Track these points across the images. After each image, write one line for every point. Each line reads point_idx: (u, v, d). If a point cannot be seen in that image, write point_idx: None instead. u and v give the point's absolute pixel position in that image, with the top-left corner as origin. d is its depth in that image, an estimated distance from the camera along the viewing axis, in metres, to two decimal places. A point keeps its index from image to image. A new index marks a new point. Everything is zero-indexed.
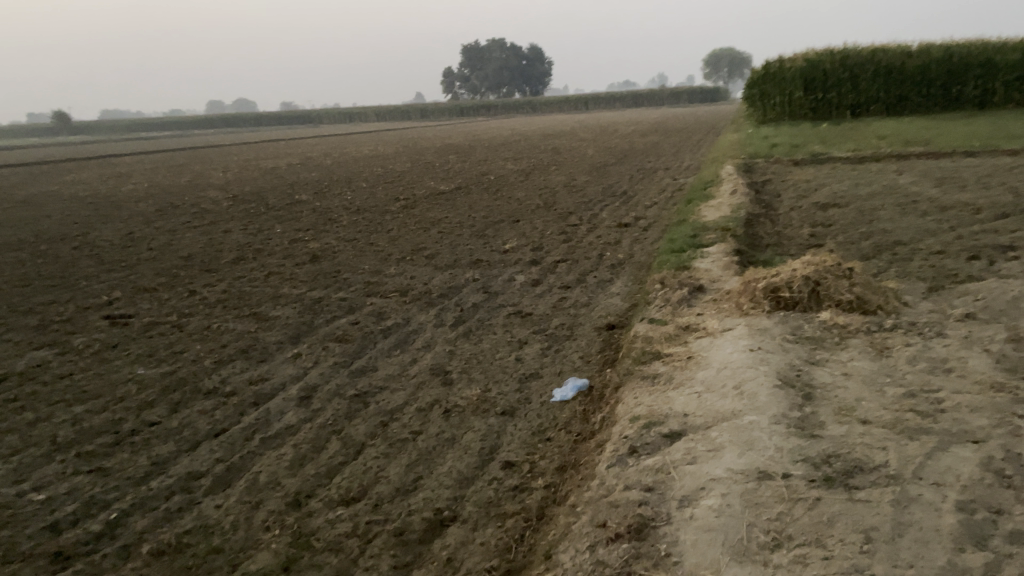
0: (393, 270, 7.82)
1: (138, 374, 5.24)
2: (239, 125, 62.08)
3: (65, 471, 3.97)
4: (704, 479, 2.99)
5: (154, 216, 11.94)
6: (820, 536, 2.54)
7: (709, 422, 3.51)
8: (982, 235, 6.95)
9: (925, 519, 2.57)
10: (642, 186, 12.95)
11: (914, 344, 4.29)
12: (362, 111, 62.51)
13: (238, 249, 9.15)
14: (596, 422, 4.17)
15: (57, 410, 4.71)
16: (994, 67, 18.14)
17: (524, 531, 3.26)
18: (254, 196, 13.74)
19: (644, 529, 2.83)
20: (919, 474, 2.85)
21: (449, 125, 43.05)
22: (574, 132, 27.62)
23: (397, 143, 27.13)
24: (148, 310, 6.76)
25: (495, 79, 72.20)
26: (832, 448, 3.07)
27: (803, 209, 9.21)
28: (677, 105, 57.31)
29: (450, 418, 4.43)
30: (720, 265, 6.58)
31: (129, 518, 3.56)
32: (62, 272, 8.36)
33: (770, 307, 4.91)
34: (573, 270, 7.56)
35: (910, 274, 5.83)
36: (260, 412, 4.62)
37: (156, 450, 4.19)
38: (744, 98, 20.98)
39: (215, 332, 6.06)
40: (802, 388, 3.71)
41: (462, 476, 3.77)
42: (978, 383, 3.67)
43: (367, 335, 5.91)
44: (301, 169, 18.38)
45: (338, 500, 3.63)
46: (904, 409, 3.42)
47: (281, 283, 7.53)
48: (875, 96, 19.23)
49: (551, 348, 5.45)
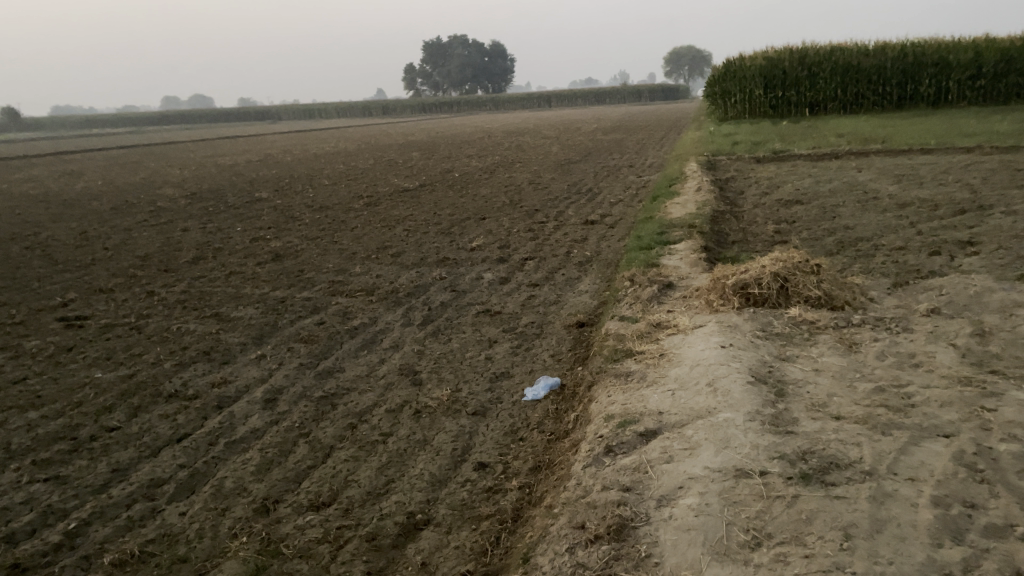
0: (358, 269, 7.70)
1: (96, 378, 5.07)
2: (195, 121, 60.89)
3: (21, 480, 3.81)
4: (682, 478, 2.97)
5: (109, 214, 11.62)
6: (799, 534, 2.54)
7: (684, 419, 3.49)
8: (942, 231, 7.07)
9: (903, 515, 2.58)
10: (607, 183, 12.98)
11: (882, 339, 4.33)
12: (322, 108, 61.78)
13: (198, 249, 8.93)
14: (568, 421, 4.14)
15: (11, 416, 4.53)
16: (948, 66, 18.45)
17: (500, 534, 3.21)
18: (213, 194, 13.47)
19: (623, 530, 2.79)
20: (894, 469, 2.87)
21: (412, 122, 42.72)
22: (538, 130, 27.60)
23: (358, 139, 26.82)
24: (105, 312, 6.55)
25: (457, 76, 71.82)
26: (807, 445, 3.07)
27: (767, 206, 9.30)
28: (638, 102, 57.59)
29: (421, 419, 4.36)
30: (688, 262, 6.59)
31: (89, 528, 3.43)
32: (12, 273, 8.06)
33: (739, 303, 4.94)
34: (541, 267, 7.52)
35: (873, 270, 5.91)
36: (224, 416, 4.50)
37: (117, 456, 4.05)
38: (705, 96, 21.26)
39: (175, 334, 5.90)
40: (774, 385, 3.71)
41: (435, 478, 3.71)
42: (946, 377, 3.72)
43: (334, 334, 5.80)
44: (260, 166, 18.08)
45: (307, 505, 3.54)
46: (876, 405, 3.45)
47: (243, 282, 7.37)
48: (832, 95, 19.55)
49: (521, 346, 5.41)
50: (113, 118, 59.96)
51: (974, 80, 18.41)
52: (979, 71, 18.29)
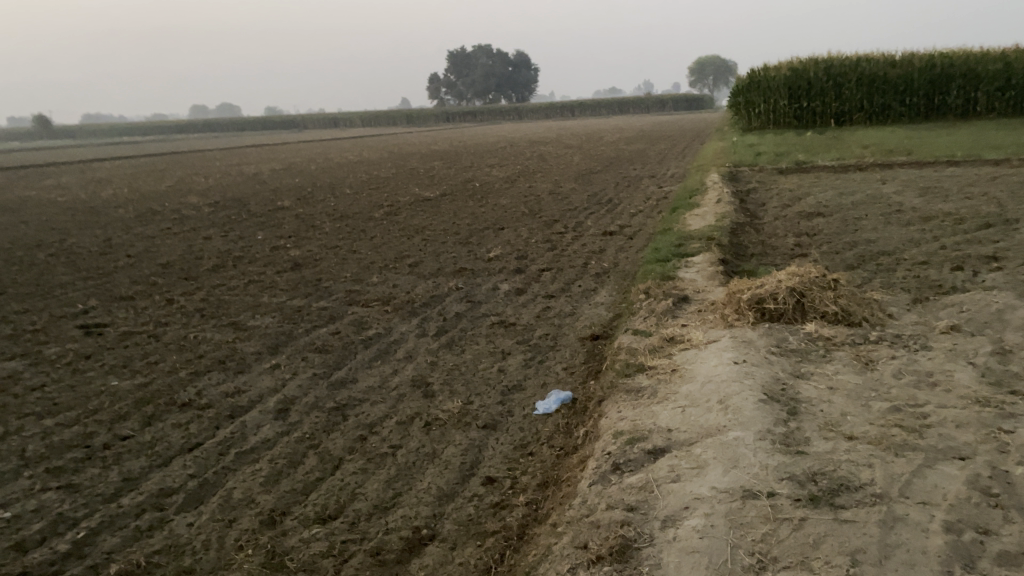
0: (375, 279, 7.73)
1: (112, 385, 5.12)
2: (222, 129, 61.64)
3: (33, 488, 3.85)
4: (688, 499, 2.92)
5: (134, 222, 11.78)
6: (804, 559, 2.48)
7: (693, 437, 3.45)
8: (965, 245, 6.96)
9: (913, 540, 2.52)
10: (627, 193, 12.93)
11: (899, 357, 4.25)
12: (348, 116, 62.33)
13: (219, 257, 9.01)
14: (578, 436, 4.11)
15: (27, 424, 4.58)
16: (976, 77, 18.19)
17: (504, 551, 3.19)
18: (236, 202, 13.60)
19: (626, 551, 2.75)
20: (906, 492, 2.80)
21: (435, 131, 42.85)
22: (561, 139, 27.62)
23: (381, 148, 26.96)
24: (125, 319, 6.61)
25: (481, 86, 72.09)
26: (817, 466, 3.02)
27: (788, 218, 9.20)
28: (661, 113, 57.30)
29: (431, 432, 4.35)
30: (705, 275, 6.54)
31: (97, 537, 3.45)
32: (36, 280, 8.18)
33: (754, 318, 4.87)
34: (558, 279, 7.49)
35: (894, 285, 5.82)
36: (235, 425, 4.51)
37: (129, 465, 4.08)
38: (729, 106, 21.15)
39: (192, 342, 5.94)
40: (787, 403, 3.65)
41: (442, 492, 3.69)
42: (963, 397, 3.64)
43: (348, 345, 5.81)
44: (284, 175, 18.24)
45: (314, 518, 3.53)
46: (890, 425, 3.38)
47: (261, 291, 7.42)
48: (858, 105, 19.35)
49: (535, 359, 5.38)
50: (142, 126, 60.85)
51: (1003, 91, 18.14)
52: (1008, 82, 18.01)
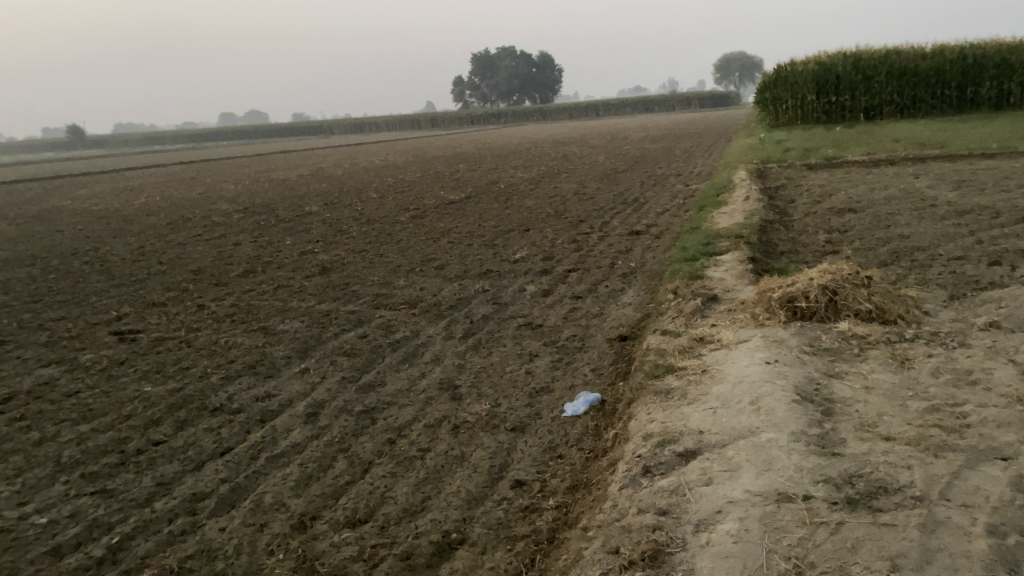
0: (402, 282, 7.74)
1: (145, 391, 5.18)
2: (250, 136, 62.28)
3: (69, 493, 3.90)
4: (722, 502, 2.88)
5: (165, 229, 11.94)
6: (843, 564, 2.43)
7: (725, 440, 3.39)
8: (1002, 240, 6.79)
9: (955, 545, 2.45)
10: (654, 192, 12.82)
11: (936, 355, 4.15)
12: (373, 121, 62.67)
13: (248, 262, 9.08)
14: (608, 438, 4.06)
15: (62, 429, 4.64)
16: (1010, 67, 17.85)
17: (534, 556, 3.16)
18: (265, 208, 13.73)
19: (659, 556, 2.71)
20: (947, 494, 2.73)
21: (459, 133, 42.87)
22: (586, 139, 27.49)
23: (408, 152, 27.09)
24: (157, 325, 6.70)
25: (505, 87, 72.08)
26: (853, 468, 2.95)
27: (818, 214, 9.06)
28: (687, 111, 56.97)
29: (459, 435, 4.34)
30: (734, 274, 6.45)
31: (131, 542, 3.48)
32: (70, 287, 8.31)
33: (786, 317, 4.80)
34: (585, 279, 7.45)
35: (929, 281, 5.70)
36: (266, 430, 4.53)
37: (162, 469, 4.12)
38: (756, 102, 20.83)
39: (222, 347, 6.00)
40: (821, 404, 3.58)
41: (471, 496, 3.67)
42: (1004, 396, 3.54)
43: (376, 348, 5.82)
44: (311, 180, 18.35)
45: (344, 522, 3.53)
46: (928, 425, 3.29)
47: (290, 296, 7.47)
48: (888, 99, 19.02)
49: (562, 360, 5.35)
50: (172, 134, 61.70)
51: None
52: None
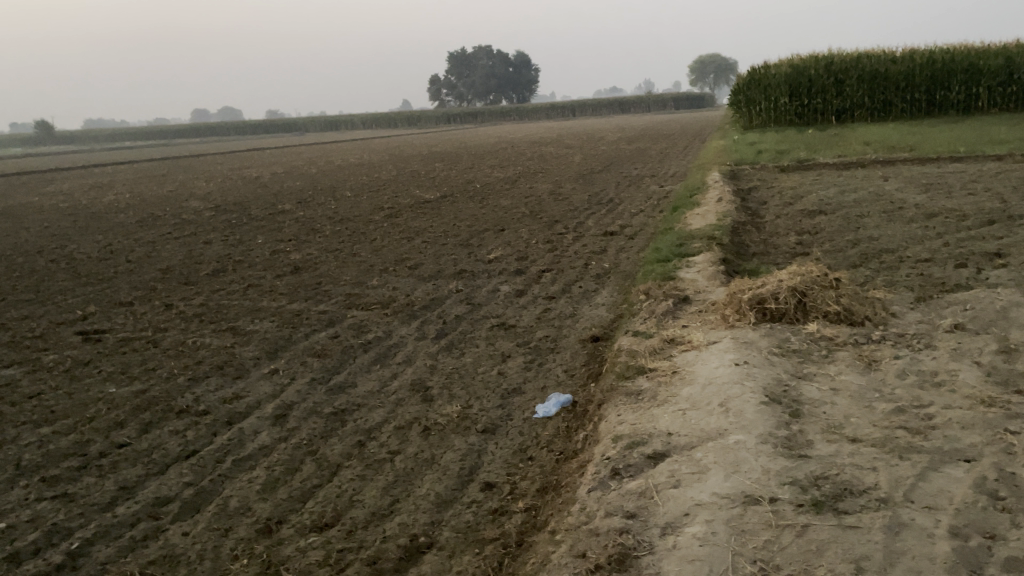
0: (375, 281, 7.68)
1: (109, 393, 5.07)
2: (222, 133, 61.61)
3: (29, 498, 3.81)
4: (688, 505, 2.88)
5: (135, 227, 11.76)
6: (808, 566, 2.44)
7: (694, 442, 3.39)
8: (969, 242, 6.89)
9: (919, 547, 2.47)
10: (629, 192, 12.88)
11: (902, 357, 4.20)
12: (348, 120, 62.26)
13: (218, 261, 8.96)
14: (578, 440, 4.06)
15: (23, 432, 4.54)
16: (978, 72, 18.10)
17: (503, 559, 3.14)
18: (237, 206, 13.57)
19: (625, 560, 2.70)
20: (911, 497, 2.75)
21: (433, 133, 42.67)
22: (562, 139, 27.58)
23: (383, 151, 27.02)
24: (123, 325, 6.58)
25: (481, 86, 71.93)
26: (820, 469, 2.97)
27: (789, 216, 9.14)
28: (662, 112, 57.27)
29: (429, 436, 4.31)
30: (706, 275, 6.48)
31: (91, 548, 3.41)
32: (35, 287, 8.13)
33: (755, 318, 4.82)
34: (558, 279, 7.44)
35: (897, 283, 5.76)
36: (234, 432, 4.46)
37: (126, 473, 4.04)
38: (730, 104, 20.95)
39: (190, 348, 5.91)
40: (789, 405, 3.60)
41: (441, 499, 3.64)
42: (968, 398, 3.59)
43: (347, 349, 5.75)
44: (285, 178, 18.21)
45: (310, 526, 3.49)
46: (894, 426, 3.33)
47: (261, 295, 7.37)
48: (860, 102, 19.26)
49: (534, 361, 5.33)
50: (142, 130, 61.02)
51: (1005, 86, 18.04)
52: (1010, 76, 17.94)
